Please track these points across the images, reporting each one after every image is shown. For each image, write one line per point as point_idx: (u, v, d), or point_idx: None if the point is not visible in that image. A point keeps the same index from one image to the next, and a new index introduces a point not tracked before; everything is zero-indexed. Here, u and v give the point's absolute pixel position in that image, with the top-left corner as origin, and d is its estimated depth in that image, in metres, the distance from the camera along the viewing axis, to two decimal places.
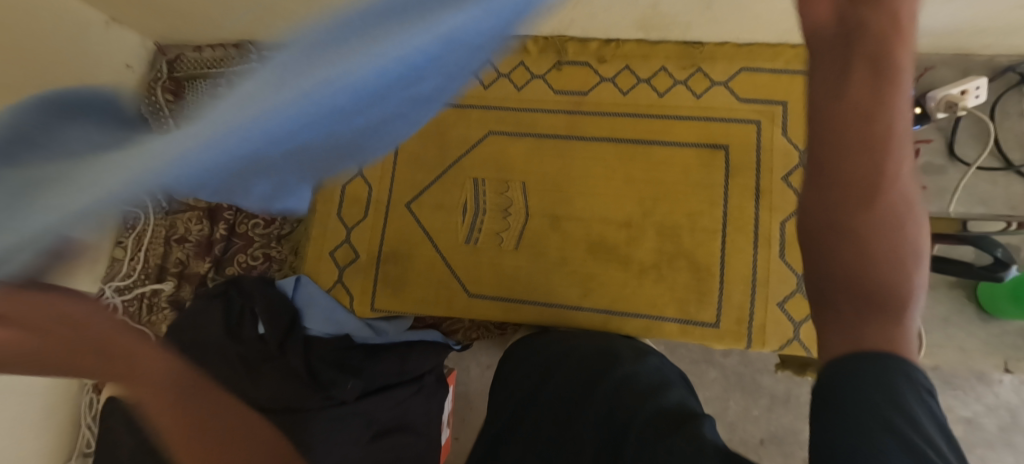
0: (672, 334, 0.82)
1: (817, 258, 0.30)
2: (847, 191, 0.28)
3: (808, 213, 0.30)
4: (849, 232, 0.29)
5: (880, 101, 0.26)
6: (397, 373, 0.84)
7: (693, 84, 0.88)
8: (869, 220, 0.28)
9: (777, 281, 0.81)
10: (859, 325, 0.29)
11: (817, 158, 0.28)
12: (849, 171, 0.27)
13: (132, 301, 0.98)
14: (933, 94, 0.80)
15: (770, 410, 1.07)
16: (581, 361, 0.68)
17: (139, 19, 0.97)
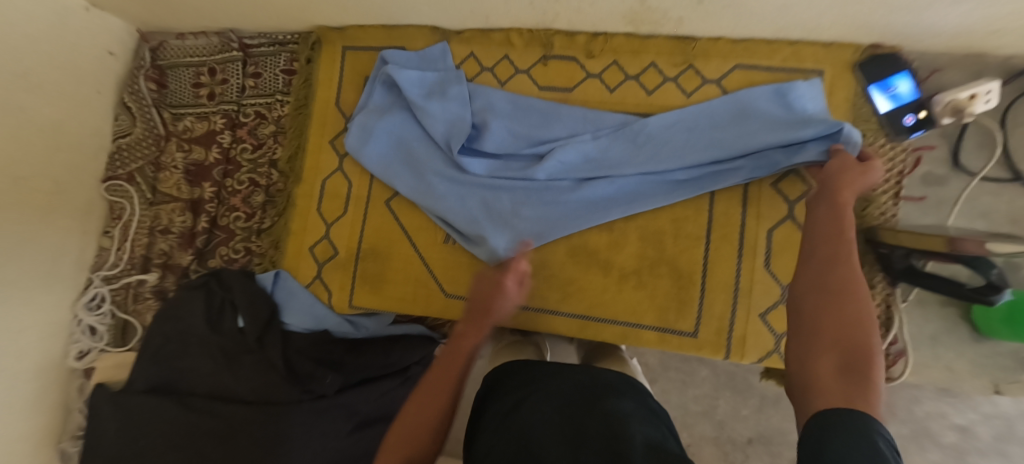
0: (649, 342, 0.81)
1: (818, 335, 0.42)
2: (838, 287, 0.44)
3: (811, 295, 0.45)
4: (834, 306, 0.43)
5: (838, 234, 0.48)
6: (380, 366, 0.88)
7: (684, 82, 0.84)
8: (840, 298, 0.43)
9: (761, 292, 0.78)
10: (837, 370, 0.39)
11: (833, 256, 0.46)
12: (841, 274, 0.45)
13: (119, 291, 0.99)
14: (940, 98, 0.75)
15: (759, 410, 1.07)
16: (557, 385, 0.57)
17: (120, 5, 0.95)
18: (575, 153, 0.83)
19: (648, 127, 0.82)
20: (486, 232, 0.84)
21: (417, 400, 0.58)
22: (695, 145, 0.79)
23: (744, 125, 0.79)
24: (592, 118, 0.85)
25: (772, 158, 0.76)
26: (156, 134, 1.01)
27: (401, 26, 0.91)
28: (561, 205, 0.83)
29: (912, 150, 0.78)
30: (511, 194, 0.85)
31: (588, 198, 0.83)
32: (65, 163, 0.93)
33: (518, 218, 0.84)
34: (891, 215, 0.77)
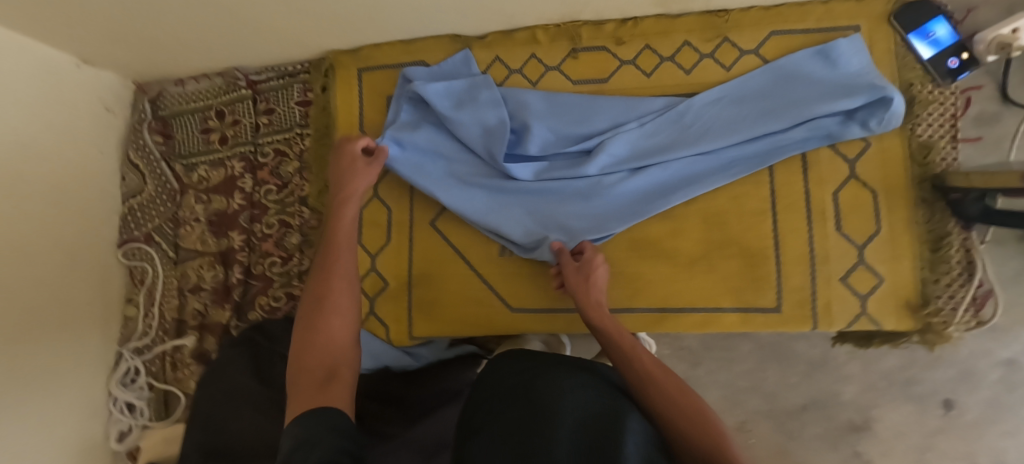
0: (731, 325, 0.78)
1: (674, 426, 0.55)
2: (662, 380, 0.58)
3: (654, 401, 0.57)
4: (688, 424, 0.54)
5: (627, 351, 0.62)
6: (435, 395, 0.78)
7: (721, 56, 0.82)
8: (683, 412, 0.55)
9: (837, 256, 0.77)
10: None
11: (626, 363, 0.61)
12: (656, 367, 0.60)
13: (154, 361, 0.92)
14: (982, 37, 0.74)
15: (808, 376, 1.01)
16: (555, 376, 0.56)
17: (111, 57, 0.88)
18: (626, 143, 0.79)
19: (693, 106, 0.79)
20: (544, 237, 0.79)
21: (319, 323, 0.61)
22: (748, 117, 0.77)
23: (795, 90, 0.77)
24: (635, 105, 0.81)
25: (826, 122, 0.75)
26: (170, 189, 0.95)
27: (419, 39, 0.87)
28: (617, 198, 0.79)
29: (961, 93, 0.77)
30: (563, 195, 0.80)
31: (645, 187, 0.79)
32: (74, 233, 0.86)
33: (573, 219, 0.79)
34: (952, 160, 0.76)
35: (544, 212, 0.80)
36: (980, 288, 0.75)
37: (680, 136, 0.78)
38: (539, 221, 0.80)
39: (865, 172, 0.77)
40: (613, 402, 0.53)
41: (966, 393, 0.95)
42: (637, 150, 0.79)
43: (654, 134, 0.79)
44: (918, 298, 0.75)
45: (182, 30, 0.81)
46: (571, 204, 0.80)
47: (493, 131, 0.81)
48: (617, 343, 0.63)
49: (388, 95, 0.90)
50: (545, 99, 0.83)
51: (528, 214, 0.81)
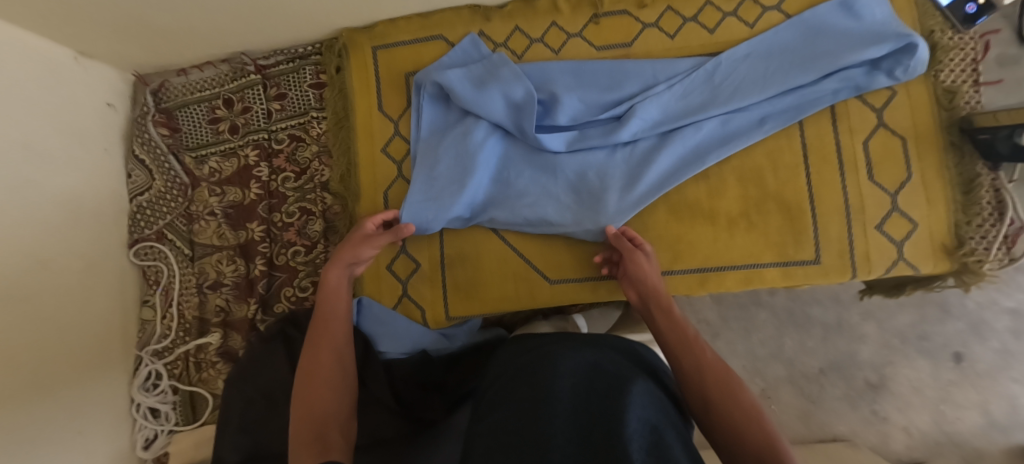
0: (774, 280, 0.78)
1: (726, 418, 0.51)
2: (721, 371, 0.55)
3: (708, 387, 0.53)
4: (732, 408, 0.52)
5: (689, 338, 0.60)
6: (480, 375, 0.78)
7: (744, 14, 0.82)
8: (733, 397, 0.52)
9: (872, 205, 0.77)
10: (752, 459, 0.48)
11: (682, 348, 0.59)
12: (716, 358, 0.57)
13: (176, 362, 0.88)
14: None
15: (824, 339, 1.05)
16: (556, 343, 0.58)
17: (113, 49, 0.84)
18: (659, 107, 0.79)
19: (721, 68, 0.80)
20: (583, 210, 0.78)
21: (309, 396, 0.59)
22: (776, 74, 0.77)
23: (820, 45, 0.78)
24: (664, 71, 0.81)
25: (852, 74, 0.76)
26: (180, 184, 0.91)
27: (437, 12, 0.85)
28: (654, 162, 0.78)
29: (980, 37, 0.79)
30: (597, 167, 0.79)
31: (679, 150, 0.78)
32: (85, 233, 0.81)
33: (610, 187, 0.78)
34: (977, 102, 0.77)
35: (579, 184, 0.79)
36: (1011, 226, 0.75)
37: (710, 96, 0.79)
38: (576, 194, 0.79)
39: (893, 119, 0.78)
40: (625, 371, 0.51)
41: (976, 344, 1.02)
42: (668, 113, 0.79)
43: (685, 96, 0.79)
44: (953, 241, 0.76)
45: (191, 16, 0.78)
46: (605, 175, 0.79)
47: (523, 105, 0.79)
48: (681, 332, 0.61)
49: (407, 74, 0.87)
50: (571, 71, 0.83)
51: (563, 189, 0.80)
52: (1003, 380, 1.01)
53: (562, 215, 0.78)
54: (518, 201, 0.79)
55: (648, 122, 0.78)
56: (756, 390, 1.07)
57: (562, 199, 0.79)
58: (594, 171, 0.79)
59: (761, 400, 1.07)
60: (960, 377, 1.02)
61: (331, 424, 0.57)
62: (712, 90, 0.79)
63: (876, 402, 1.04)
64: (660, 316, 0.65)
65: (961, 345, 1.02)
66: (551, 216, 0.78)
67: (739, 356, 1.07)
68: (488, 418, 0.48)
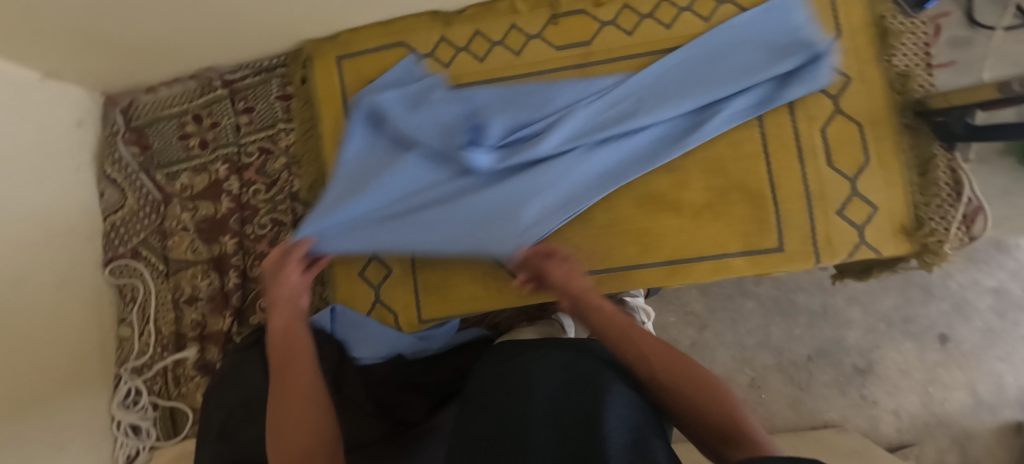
0: (741, 269, 0.79)
1: (691, 403, 0.52)
2: (661, 358, 0.55)
3: (663, 379, 0.53)
4: (687, 389, 0.53)
5: (624, 332, 0.59)
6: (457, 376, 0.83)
7: (699, 8, 0.83)
8: (685, 377, 0.54)
9: (832, 189, 0.78)
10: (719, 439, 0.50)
11: (619, 346, 0.58)
12: (648, 344, 0.57)
13: (155, 379, 0.89)
14: None
15: (811, 325, 1.06)
16: (532, 351, 0.58)
17: (81, 70, 0.85)
18: (580, 121, 0.78)
19: (643, 79, 0.80)
20: (499, 231, 0.76)
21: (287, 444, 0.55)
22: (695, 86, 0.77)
23: (741, 55, 0.78)
24: (594, 85, 0.81)
25: (763, 90, 0.78)
26: (153, 200, 0.92)
27: (398, 19, 0.86)
28: (572, 177, 0.77)
29: (930, 21, 0.80)
30: (522, 184, 0.76)
31: (599, 164, 0.78)
32: (58, 252, 0.82)
33: (535, 204, 0.77)
34: (929, 84, 0.79)
35: (502, 203, 0.77)
36: (969, 206, 0.76)
37: (632, 109, 0.78)
38: (500, 216, 0.76)
39: (849, 105, 0.79)
40: (603, 378, 0.51)
41: (961, 325, 1.03)
42: (590, 127, 0.78)
43: (608, 110, 0.79)
44: (913, 223, 0.77)
45: (156, 33, 0.79)
46: (528, 191, 0.77)
47: (451, 129, 0.79)
48: (616, 325, 0.60)
49: (373, 80, 0.88)
50: (501, 93, 0.83)
51: (488, 207, 0.77)
52: (989, 359, 1.02)
53: (481, 236, 0.76)
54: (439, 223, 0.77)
55: (571, 136, 0.77)
56: (746, 380, 1.07)
57: (484, 218, 0.77)
58: (520, 188, 0.77)
59: (751, 390, 1.07)
60: (948, 358, 1.03)
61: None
62: (633, 103, 0.79)
63: (865, 386, 1.04)
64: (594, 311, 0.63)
65: (946, 326, 1.04)
66: (469, 238, 0.76)
67: (728, 347, 1.08)
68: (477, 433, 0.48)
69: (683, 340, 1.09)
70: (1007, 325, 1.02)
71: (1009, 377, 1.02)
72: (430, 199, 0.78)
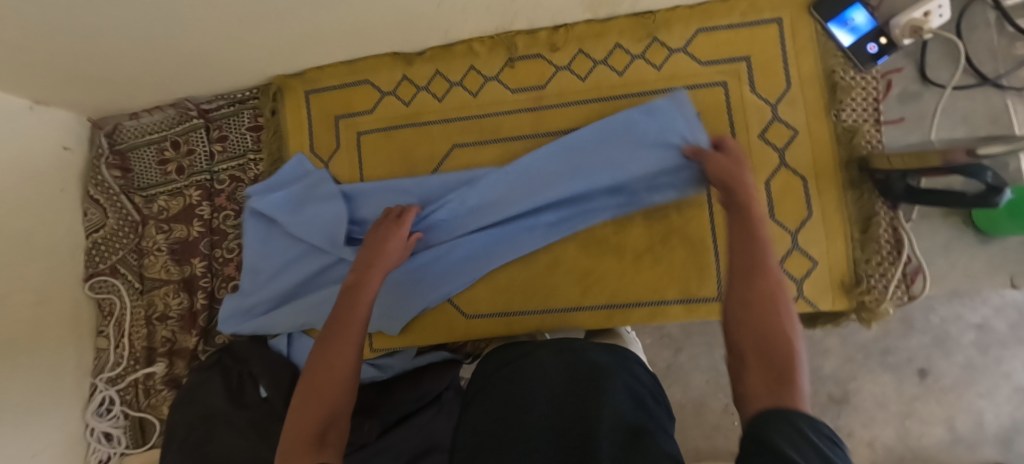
0: (678, 316, 0.81)
1: (750, 320, 0.46)
2: (766, 304, 0.47)
3: (752, 311, 0.47)
4: (762, 300, 0.47)
5: (759, 268, 0.50)
6: (414, 398, 0.87)
7: (652, 56, 0.85)
8: (769, 318, 0.46)
9: (773, 241, 0.79)
10: (765, 372, 0.42)
11: (738, 266, 0.51)
12: (759, 279, 0.49)
13: (128, 389, 0.95)
14: (897, 21, 0.77)
15: None
16: (539, 353, 0.68)
17: (67, 97, 0.90)
18: (483, 210, 0.81)
19: (557, 165, 0.80)
20: (403, 310, 0.86)
21: (316, 380, 0.58)
22: (607, 173, 0.78)
23: (620, 141, 0.78)
24: (506, 171, 0.81)
25: (656, 183, 0.78)
26: (132, 221, 0.97)
27: (361, 58, 0.89)
28: (481, 263, 0.83)
29: (881, 76, 0.80)
30: (436, 270, 0.84)
31: (507, 249, 0.82)
32: (39, 271, 0.88)
33: (428, 286, 0.85)
34: (877, 142, 0.79)
35: (405, 285, 0.85)
36: (909, 265, 0.77)
37: (522, 192, 0.80)
38: (402, 295, 0.86)
39: (793, 158, 0.80)
40: (601, 374, 0.61)
41: (941, 359, 0.97)
42: (486, 214, 0.81)
43: (506, 193, 0.81)
44: (852, 278, 0.78)
45: (131, 69, 0.84)
46: (427, 274, 0.84)
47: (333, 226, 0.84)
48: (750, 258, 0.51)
49: (337, 116, 0.92)
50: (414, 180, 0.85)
51: (394, 286, 0.86)
52: (969, 394, 0.96)
53: (381, 315, 0.86)
54: None
55: (466, 224, 0.82)
56: (719, 405, 1.08)
57: (389, 296, 0.86)
58: (426, 272, 0.84)
59: (724, 415, 1.08)
60: (925, 392, 0.98)
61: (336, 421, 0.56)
62: (523, 186, 0.80)
63: (840, 417, 1.00)
64: (739, 181, 0.61)
65: (926, 360, 0.98)
66: (371, 317, 0.86)
67: (702, 371, 1.09)
68: (509, 436, 0.57)
69: (659, 361, 1.10)
70: (988, 361, 0.96)
71: (989, 414, 0.96)
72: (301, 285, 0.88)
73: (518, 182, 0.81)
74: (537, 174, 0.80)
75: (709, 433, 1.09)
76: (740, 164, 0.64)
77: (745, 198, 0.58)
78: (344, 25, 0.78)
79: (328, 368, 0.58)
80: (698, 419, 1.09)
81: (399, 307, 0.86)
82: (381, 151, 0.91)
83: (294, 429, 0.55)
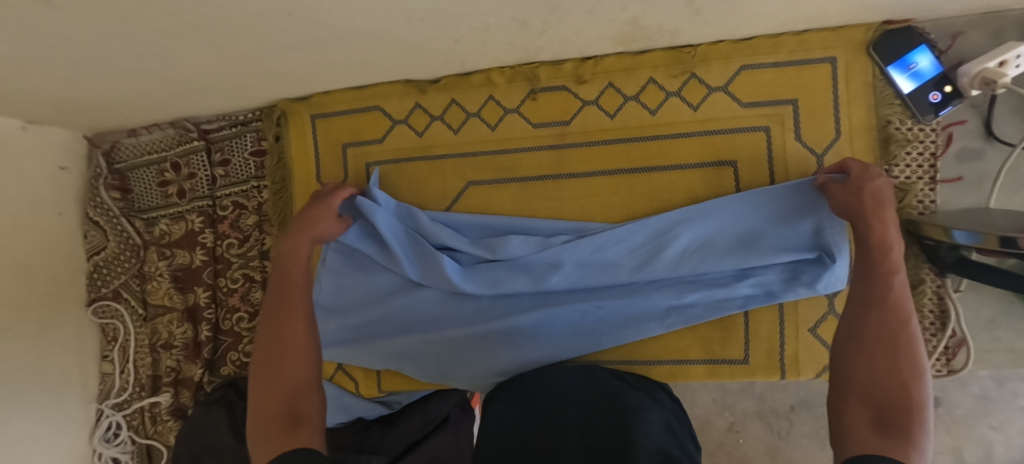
0: (699, 376, 0.77)
1: (858, 356, 0.54)
2: (878, 339, 0.55)
3: (868, 338, 0.55)
4: (879, 350, 0.54)
5: (885, 301, 0.56)
6: (420, 426, 0.87)
7: (688, 94, 0.77)
8: (896, 375, 0.52)
9: (806, 305, 0.75)
10: (875, 422, 0.49)
11: (861, 295, 0.58)
12: (883, 316, 0.56)
13: (134, 415, 0.94)
14: (967, 69, 0.69)
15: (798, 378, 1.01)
16: (563, 376, 0.71)
17: (60, 117, 0.84)
18: (583, 275, 0.76)
19: (686, 236, 0.74)
20: (458, 367, 0.79)
21: (276, 370, 0.62)
22: (731, 254, 0.73)
23: (756, 206, 0.73)
24: (621, 232, 0.76)
25: (769, 279, 0.73)
26: (132, 245, 0.94)
27: (371, 84, 0.83)
28: (556, 329, 0.77)
29: (941, 129, 0.72)
30: (499, 327, 0.78)
31: (590, 321, 0.77)
32: (41, 299, 0.86)
33: (509, 341, 0.78)
34: (930, 203, 0.73)
35: (486, 338, 0.79)
36: (951, 338, 0.73)
37: (623, 250, 0.76)
38: (478, 349, 0.78)
39: None
40: (629, 402, 0.65)
41: None
42: (582, 269, 0.77)
43: (610, 254, 0.76)
44: None
45: (125, 93, 0.78)
46: (506, 328, 0.78)
47: (427, 263, 0.79)
48: (877, 293, 0.57)
49: (344, 144, 0.86)
50: (485, 220, 0.81)
51: (476, 340, 0.79)
52: (979, 426, 0.83)
53: (457, 369, 0.79)
54: (426, 347, 0.80)
55: (558, 277, 0.76)
56: (724, 423, 1.05)
57: (463, 348, 0.79)
58: (511, 325, 0.78)
59: (729, 433, 1.05)
60: None
61: (298, 396, 0.61)
62: (625, 245, 0.76)
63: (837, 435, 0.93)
64: (876, 223, 0.61)
65: (938, 388, 0.84)
66: (443, 369, 0.80)
67: (709, 390, 1.05)
68: (542, 445, 0.60)
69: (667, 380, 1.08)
70: (1003, 394, 0.82)
71: (1000, 447, 0.82)
72: (385, 324, 0.83)
73: (624, 237, 0.76)
74: (649, 229, 0.76)
75: (712, 450, 1.06)
76: (883, 204, 0.62)
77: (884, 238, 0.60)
78: (355, 55, 0.72)
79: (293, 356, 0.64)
80: (702, 437, 1.06)
81: (479, 363, 0.78)
82: (391, 184, 0.86)
83: (261, 412, 0.59)
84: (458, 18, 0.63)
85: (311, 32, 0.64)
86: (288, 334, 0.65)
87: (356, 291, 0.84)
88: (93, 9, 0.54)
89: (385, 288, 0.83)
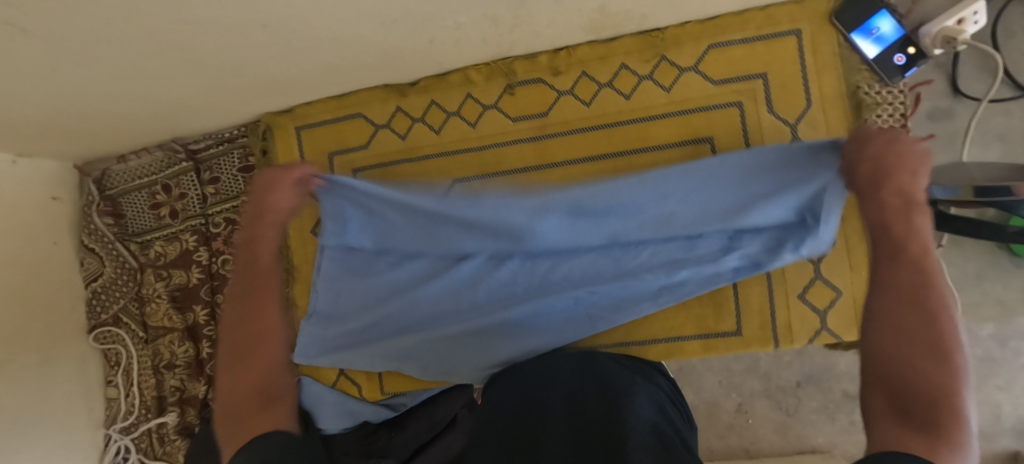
0: (695, 352, 0.78)
1: (874, 345, 0.49)
2: (900, 325, 0.48)
3: (886, 325, 0.48)
4: (898, 336, 0.47)
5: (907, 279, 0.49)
6: (428, 429, 0.88)
7: (661, 77, 0.79)
8: (916, 364, 0.45)
9: (794, 273, 0.76)
10: (895, 415, 0.43)
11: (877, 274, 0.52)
12: (891, 292, 0.50)
13: (142, 437, 0.94)
14: (928, 30, 0.70)
15: (801, 352, 1.01)
16: (555, 362, 0.72)
17: (50, 148, 0.86)
18: (574, 241, 0.75)
19: (673, 206, 0.73)
20: (459, 362, 0.80)
21: (246, 355, 0.62)
22: (721, 212, 0.71)
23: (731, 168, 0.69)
24: (610, 203, 0.72)
25: (754, 251, 0.73)
26: (129, 268, 0.95)
27: (352, 92, 0.85)
28: (551, 319, 0.78)
29: (909, 90, 0.74)
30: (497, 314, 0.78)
31: (591, 292, 0.76)
32: (41, 329, 0.87)
33: (507, 331, 0.78)
34: None
35: (484, 331, 0.79)
36: None
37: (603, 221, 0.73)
38: (479, 341, 0.79)
39: None
40: (619, 382, 0.66)
41: None
42: (572, 253, 0.77)
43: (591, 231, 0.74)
44: None
45: (112, 118, 0.79)
46: (503, 320, 0.78)
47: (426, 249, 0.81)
48: (891, 270, 0.50)
49: (331, 152, 0.88)
50: (458, 203, 0.75)
51: (474, 335, 0.79)
52: None
53: (460, 363, 0.80)
54: (426, 342, 0.81)
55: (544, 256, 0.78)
56: (733, 405, 1.04)
57: (465, 338, 0.80)
58: (507, 312, 0.78)
59: (738, 414, 1.05)
60: None
61: (274, 374, 0.62)
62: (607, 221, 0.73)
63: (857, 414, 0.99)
64: (892, 194, 0.50)
65: None
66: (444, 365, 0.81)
67: (715, 372, 1.05)
68: (528, 430, 0.61)
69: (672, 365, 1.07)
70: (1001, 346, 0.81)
71: (1006, 407, 0.78)
72: (387, 320, 0.84)
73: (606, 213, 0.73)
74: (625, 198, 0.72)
75: (722, 432, 1.06)
76: (912, 175, 0.49)
77: (897, 198, 0.50)
78: (332, 63, 0.73)
79: (263, 340, 0.63)
80: (711, 419, 1.05)
81: (479, 355, 0.79)
82: None
83: (234, 391, 0.60)
84: (430, 19, 0.65)
85: (289, 44, 0.66)
86: (258, 320, 0.63)
87: (356, 293, 0.86)
88: (75, 36, 0.56)
89: (383, 291, 0.85)
